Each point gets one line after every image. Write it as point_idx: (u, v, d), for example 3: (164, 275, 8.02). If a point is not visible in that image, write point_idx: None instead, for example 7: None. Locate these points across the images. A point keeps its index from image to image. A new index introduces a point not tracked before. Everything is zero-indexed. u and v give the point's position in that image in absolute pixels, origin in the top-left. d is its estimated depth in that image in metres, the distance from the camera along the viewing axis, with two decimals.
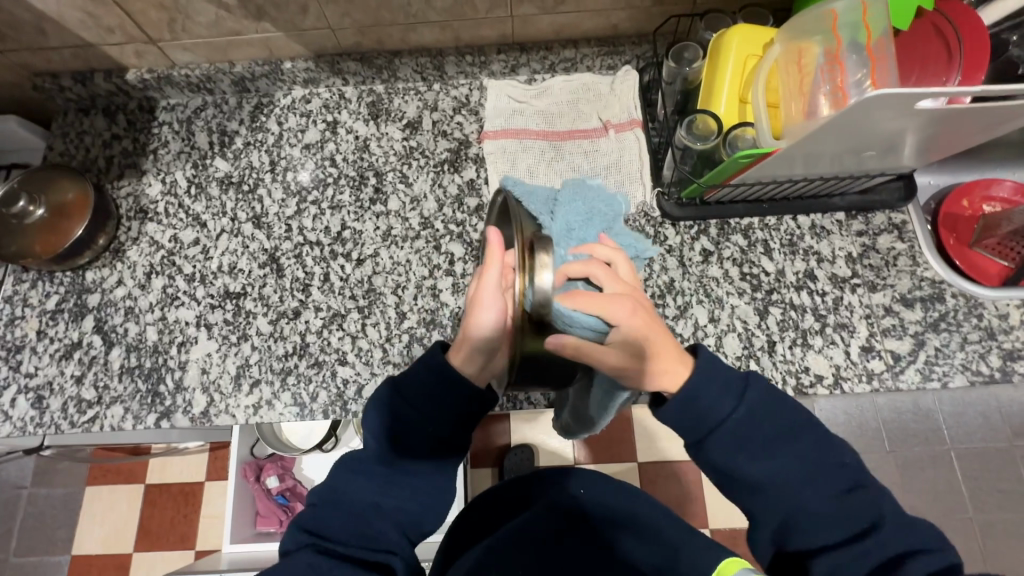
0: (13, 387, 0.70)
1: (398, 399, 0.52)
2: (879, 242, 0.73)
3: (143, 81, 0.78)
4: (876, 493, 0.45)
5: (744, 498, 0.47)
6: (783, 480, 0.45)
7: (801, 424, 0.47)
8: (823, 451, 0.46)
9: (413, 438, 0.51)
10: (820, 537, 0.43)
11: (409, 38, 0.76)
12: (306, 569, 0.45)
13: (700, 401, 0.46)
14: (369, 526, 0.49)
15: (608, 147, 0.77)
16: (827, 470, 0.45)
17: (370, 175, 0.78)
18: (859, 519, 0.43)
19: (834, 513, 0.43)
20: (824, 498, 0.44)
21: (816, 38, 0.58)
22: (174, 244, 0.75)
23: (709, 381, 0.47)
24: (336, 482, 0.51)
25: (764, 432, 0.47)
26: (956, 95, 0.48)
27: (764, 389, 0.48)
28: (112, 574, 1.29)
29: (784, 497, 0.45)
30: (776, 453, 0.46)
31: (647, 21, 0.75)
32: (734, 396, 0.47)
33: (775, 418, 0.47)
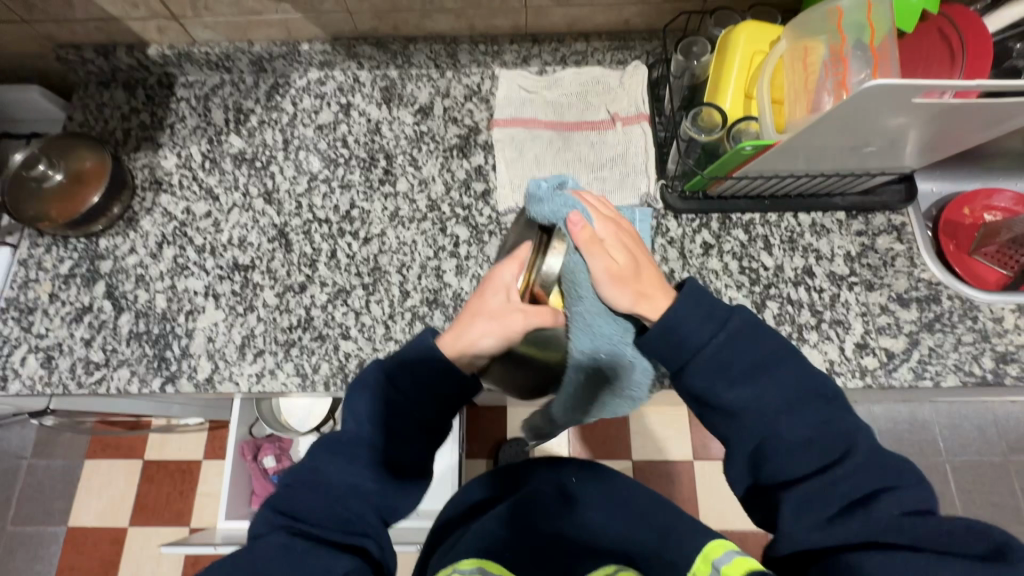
0: (24, 347, 0.72)
1: (383, 381, 0.54)
2: (878, 242, 0.74)
3: (163, 57, 0.80)
4: (853, 426, 0.47)
5: (721, 424, 0.50)
6: (758, 409, 0.48)
7: (784, 352, 0.50)
8: (799, 380, 0.49)
9: (396, 421, 0.53)
10: (794, 466, 0.46)
11: (425, 25, 0.78)
12: (278, 550, 0.45)
13: (677, 332, 0.50)
14: (346, 509, 0.49)
15: (615, 139, 0.78)
16: (806, 401, 0.48)
17: (381, 157, 0.79)
18: (832, 448, 0.45)
19: (804, 441, 0.46)
20: (801, 426, 0.47)
21: (822, 38, 0.60)
22: (187, 216, 0.77)
23: (687, 315, 0.50)
24: (317, 464, 0.51)
25: (742, 362, 0.49)
26: (957, 89, 0.49)
27: (746, 321, 0.51)
28: (106, 547, 1.30)
29: (760, 424, 0.48)
30: (755, 381, 0.49)
31: (658, 17, 0.77)
32: (717, 322, 0.50)
33: (759, 346, 0.50)
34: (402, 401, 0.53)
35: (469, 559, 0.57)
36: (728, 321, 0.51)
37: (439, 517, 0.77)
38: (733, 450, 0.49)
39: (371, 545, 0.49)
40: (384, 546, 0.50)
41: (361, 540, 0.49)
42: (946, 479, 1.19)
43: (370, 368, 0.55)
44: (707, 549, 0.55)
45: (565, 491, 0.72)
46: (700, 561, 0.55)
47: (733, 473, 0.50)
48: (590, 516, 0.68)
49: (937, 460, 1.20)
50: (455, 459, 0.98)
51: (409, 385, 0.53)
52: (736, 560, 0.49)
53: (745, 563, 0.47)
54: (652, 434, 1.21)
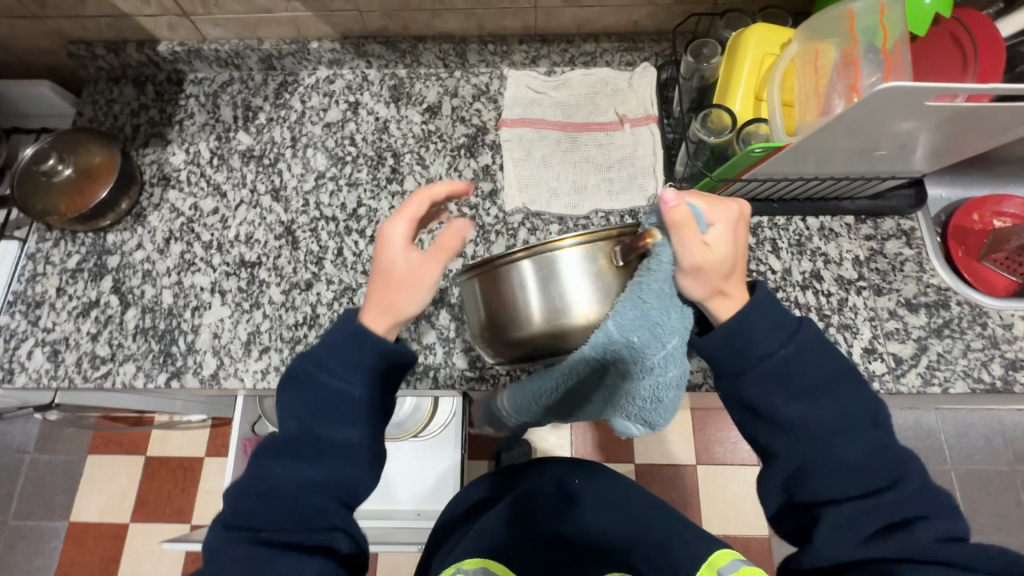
0: (30, 341, 0.72)
1: (312, 372, 0.52)
2: (887, 247, 0.73)
3: (173, 53, 0.80)
4: (903, 456, 0.46)
5: (768, 435, 0.49)
6: (816, 429, 0.47)
7: (849, 379, 0.49)
8: (858, 405, 0.48)
9: (337, 408, 0.51)
10: (839, 489, 0.45)
11: (435, 25, 0.78)
12: (244, 560, 0.46)
13: (747, 332, 0.48)
14: (298, 505, 0.48)
15: (623, 140, 0.78)
16: (860, 427, 0.47)
17: (388, 155, 0.79)
18: (882, 474, 0.45)
19: (855, 468, 0.45)
20: (853, 451, 0.46)
21: (833, 40, 0.60)
22: (194, 212, 0.77)
23: (761, 319, 0.49)
24: (260, 470, 0.49)
25: (808, 375, 0.48)
26: (970, 94, 0.49)
27: (814, 338, 0.49)
28: (106, 543, 1.30)
29: (811, 442, 0.47)
30: (815, 401, 0.48)
31: (667, 19, 0.77)
32: (787, 333, 0.49)
33: (825, 365, 0.48)
34: (334, 386, 0.51)
35: (474, 559, 0.59)
36: (797, 333, 0.49)
37: (442, 514, 0.76)
38: (775, 465, 0.49)
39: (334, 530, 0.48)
40: (352, 531, 0.50)
41: (325, 533, 0.48)
42: (951, 486, 1.18)
43: (298, 364, 0.53)
44: (710, 559, 0.55)
45: (567, 491, 0.70)
46: (705, 569, 0.55)
47: (766, 489, 0.50)
48: (590, 513, 0.68)
49: (942, 468, 1.19)
50: (456, 459, 0.98)
51: (341, 370, 0.51)
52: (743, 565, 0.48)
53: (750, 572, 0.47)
54: (656, 438, 1.21)
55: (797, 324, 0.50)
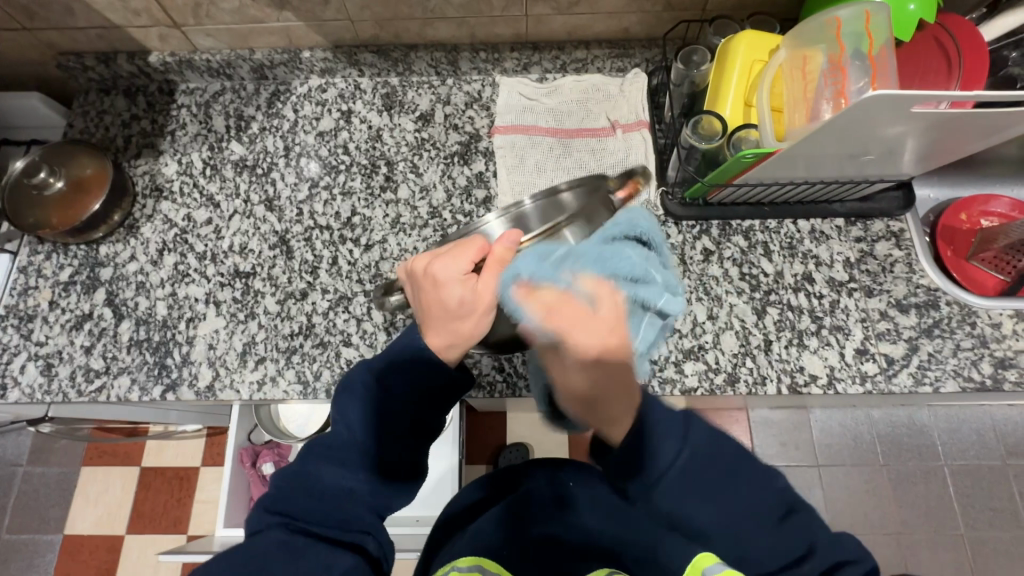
0: (23, 355, 0.71)
1: (371, 384, 0.54)
2: (877, 248, 0.74)
3: (164, 64, 0.80)
4: (806, 518, 0.45)
5: (681, 535, 0.45)
6: (722, 524, 0.43)
7: (744, 460, 0.45)
8: (756, 489, 0.44)
9: (390, 421, 0.52)
10: (765, 572, 0.43)
11: (426, 33, 0.78)
12: (280, 546, 0.44)
13: (642, 450, 0.42)
14: (344, 509, 0.48)
15: (615, 145, 0.78)
16: (764, 510, 0.44)
17: (382, 164, 0.80)
18: (795, 547, 0.43)
19: (771, 550, 0.43)
20: (765, 535, 0.43)
21: (820, 46, 0.60)
22: (188, 222, 0.77)
23: (653, 428, 0.43)
24: (308, 466, 0.50)
25: (708, 475, 0.43)
26: (953, 100, 0.50)
27: (705, 430, 0.44)
28: (102, 555, 1.29)
29: (724, 534, 0.43)
30: (717, 498, 0.43)
31: (657, 25, 0.78)
32: (679, 438, 0.43)
33: (712, 465, 0.43)
34: (392, 402, 0.53)
35: (468, 558, 0.58)
36: (688, 433, 0.44)
37: (433, 526, 0.75)
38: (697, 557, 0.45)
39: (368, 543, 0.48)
40: (382, 543, 0.50)
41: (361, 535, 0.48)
42: (945, 482, 1.20)
43: (357, 372, 0.55)
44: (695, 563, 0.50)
45: (560, 493, 0.69)
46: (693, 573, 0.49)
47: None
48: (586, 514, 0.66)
49: (935, 465, 1.21)
50: (454, 462, 0.98)
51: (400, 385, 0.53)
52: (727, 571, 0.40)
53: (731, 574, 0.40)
54: None
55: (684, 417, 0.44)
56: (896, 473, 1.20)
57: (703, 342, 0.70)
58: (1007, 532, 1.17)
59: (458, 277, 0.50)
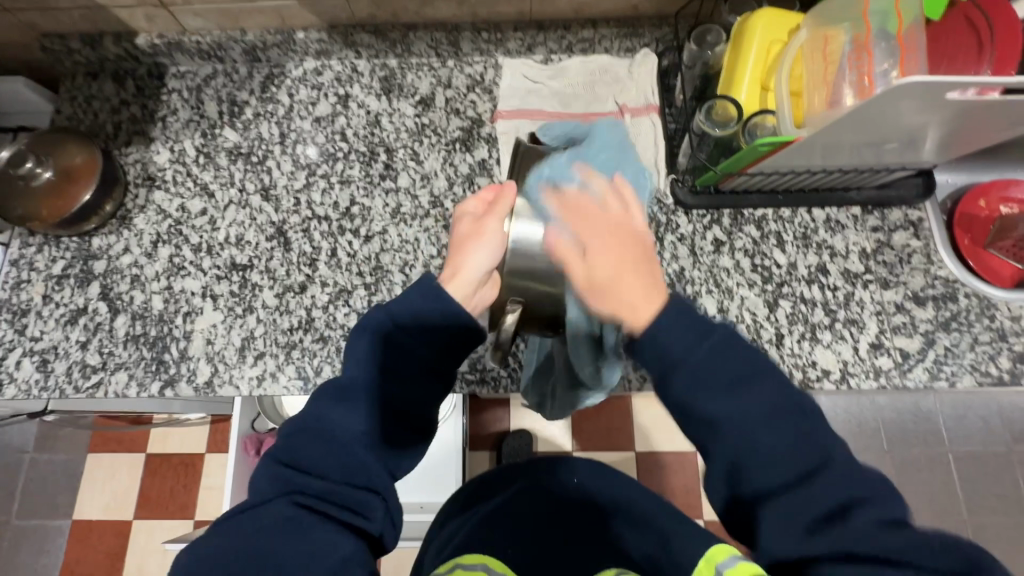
0: (18, 350, 0.70)
1: (386, 322, 0.51)
2: (894, 238, 0.72)
3: (153, 46, 0.76)
4: (833, 445, 0.38)
5: (694, 432, 0.40)
6: (738, 423, 0.38)
7: (762, 365, 0.40)
8: (783, 392, 0.39)
9: (408, 367, 0.50)
10: (768, 478, 0.37)
11: (425, 12, 0.74)
12: (281, 519, 0.41)
13: (655, 342, 0.39)
14: (354, 459, 0.45)
15: (623, 131, 0.75)
16: (784, 413, 0.38)
17: (381, 151, 0.77)
18: (807, 458, 0.37)
19: (781, 454, 0.37)
20: (775, 441, 0.38)
21: (845, 25, 0.57)
22: (182, 213, 0.75)
23: (665, 325, 0.40)
24: (320, 411, 0.47)
25: (726, 372, 0.39)
26: (983, 86, 0.46)
27: (728, 334, 0.40)
28: (111, 540, 1.31)
29: (733, 439, 0.38)
30: (735, 394, 0.39)
31: (669, 3, 0.73)
32: (696, 334, 0.40)
33: (739, 354, 0.40)
34: (410, 343, 0.50)
35: (474, 556, 0.57)
36: (710, 331, 0.40)
37: (442, 510, 0.72)
38: (704, 468, 0.40)
39: (378, 505, 0.45)
40: (391, 513, 0.46)
41: (369, 498, 0.45)
42: (949, 469, 1.19)
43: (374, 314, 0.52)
44: (711, 554, 0.45)
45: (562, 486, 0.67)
46: (705, 565, 0.45)
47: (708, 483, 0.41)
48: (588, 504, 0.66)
49: (939, 451, 1.20)
50: (458, 453, 0.98)
51: (419, 329, 0.50)
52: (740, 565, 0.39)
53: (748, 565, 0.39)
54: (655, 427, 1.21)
55: (710, 321, 0.41)
56: (902, 460, 1.20)
57: None
58: (1009, 517, 1.17)
59: (471, 216, 0.55)
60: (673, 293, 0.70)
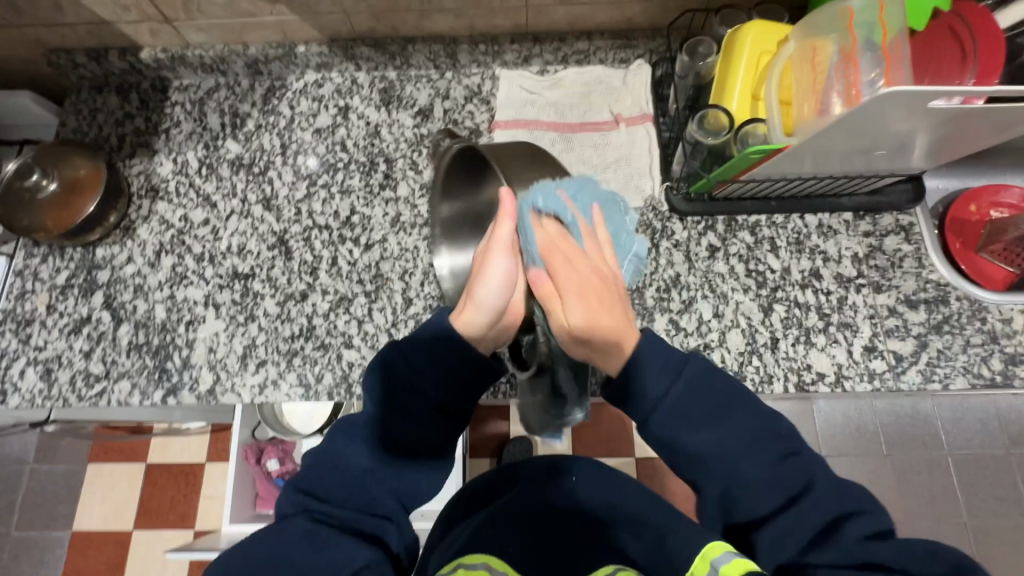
0: (22, 360, 0.71)
1: (397, 361, 0.52)
2: (886, 243, 0.73)
3: (157, 61, 0.78)
4: (809, 459, 0.46)
5: (689, 472, 0.47)
6: (724, 454, 0.45)
7: (737, 396, 0.47)
8: (756, 426, 0.46)
9: (417, 406, 0.51)
10: (762, 505, 0.44)
11: (424, 25, 0.76)
12: (303, 535, 0.44)
13: (636, 380, 0.46)
14: (368, 491, 0.48)
15: (618, 140, 0.77)
16: (763, 441, 0.46)
17: (381, 160, 0.78)
18: (792, 482, 0.44)
19: (769, 481, 0.44)
20: (761, 468, 0.44)
21: (831, 36, 0.58)
22: (184, 223, 0.76)
23: (650, 362, 0.46)
24: (337, 447, 0.50)
25: (706, 407, 0.47)
26: (968, 95, 0.48)
27: (702, 367, 0.48)
28: (111, 551, 1.30)
29: (723, 470, 0.45)
30: (718, 427, 0.46)
31: (661, 15, 0.75)
32: (674, 372, 0.47)
33: (714, 390, 0.47)
34: (419, 382, 0.51)
35: (473, 556, 0.54)
36: (686, 367, 0.47)
37: (439, 516, 0.72)
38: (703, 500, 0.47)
39: (390, 533, 0.48)
40: (405, 531, 0.49)
41: (383, 523, 0.48)
42: (947, 472, 1.20)
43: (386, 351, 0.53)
44: (705, 551, 0.44)
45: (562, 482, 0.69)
46: (699, 561, 0.43)
47: (705, 515, 0.48)
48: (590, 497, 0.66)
49: (939, 455, 1.20)
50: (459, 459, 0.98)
51: (428, 369, 0.52)
52: (735, 558, 0.39)
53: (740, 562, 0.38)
54: None
55: (684, 356, 0.48)
56: (900, 464, 1.20)
57: (709, 342, 0.69)
58: (1008, 520, 1.17)
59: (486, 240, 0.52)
60: (669, 299, 0.71)
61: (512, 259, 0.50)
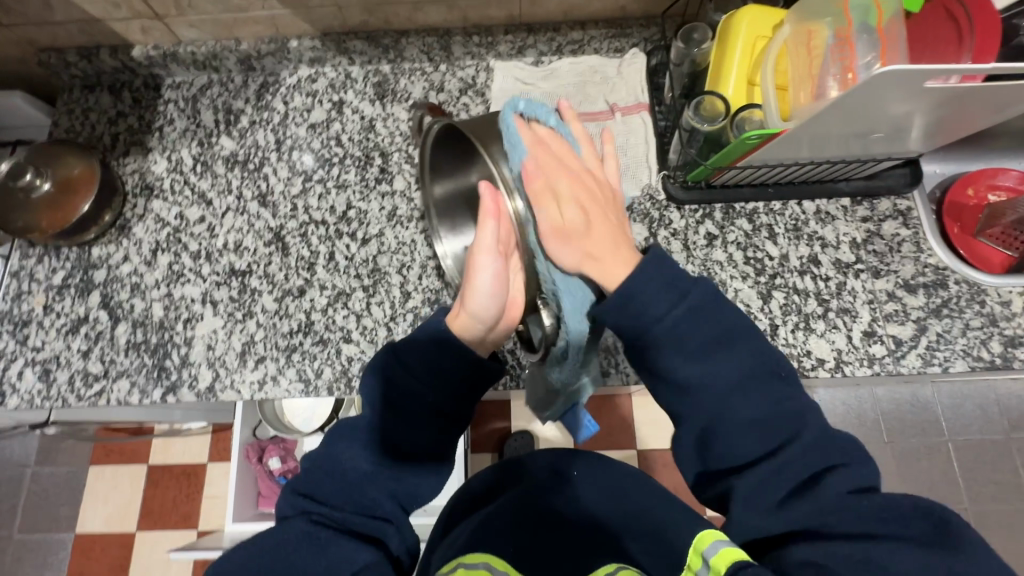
0: (20, 360, 0.71)
1: (397, 366, 0.52)
2: (884, 228, 0.73)
3: (148, 58, 0.77)
4: (804, 407, 0.44)
5: (676, 398, 0.47)
6: (713, 386, 0.44)
7: (735, 332, 0.46)
8: (755, 361, 0.45)
9: (416, 407, 0.51)
10: (746, 450, 0.43)
11: (416, 17, 0.75)
12: (300, 537, 0.44)
13: (633, 302, 0.46)
14: (364, 492, 0.48)
15: (614, 129, 0.77)
16: (756, 380, 0.44)
17: (376, 154, 0.78)
18: (779, 429, 0.43)
19: (755, 426, 0.43)
20: (748, 408, 0.43)
21: (827, 20, 0.58)
22: (180, 221, 0.76)
23: (648, 285, 0.46)
24: (335, 450, 0.50)
25: (701, 336, 0.45)
26: (965, 74, 0.48)
27: (708, 293, 0.47)
28: (114, 553, 1.30)
29: (710, 402, 0.44)
30: (714, 358, 0.45)
31: (655, 3, 0.75)
32: (675, 296, 0.46)
33: (713, 321, 0.45)
34: (417, 389, 0.51)
35: (474, 554, 0.53)
36: (689, 294, 0.46)
37: (441, 512, 0.71)
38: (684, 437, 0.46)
39: (389, 532, 0.47)
40: (405, 537, 0.49)
41: (382, 525, 0.48)
42: (948, 458, 1.20)
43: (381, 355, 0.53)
44: (699, 539, 0.44)
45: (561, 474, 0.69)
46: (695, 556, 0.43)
47: (681, 457, 0.47)
48: (589, 494, 0.66)
49: (940, 440, 1.21)
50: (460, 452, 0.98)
51: (425, 371, 0.52)
52: (727, 549, 0.38)
53: (729, 551, 0.38)
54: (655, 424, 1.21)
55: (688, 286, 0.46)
56: (901, 450, 1.20)
57: None
58: (1009, 504, 1.18)
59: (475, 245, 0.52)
60: None
61: (498, 261, 0.53)
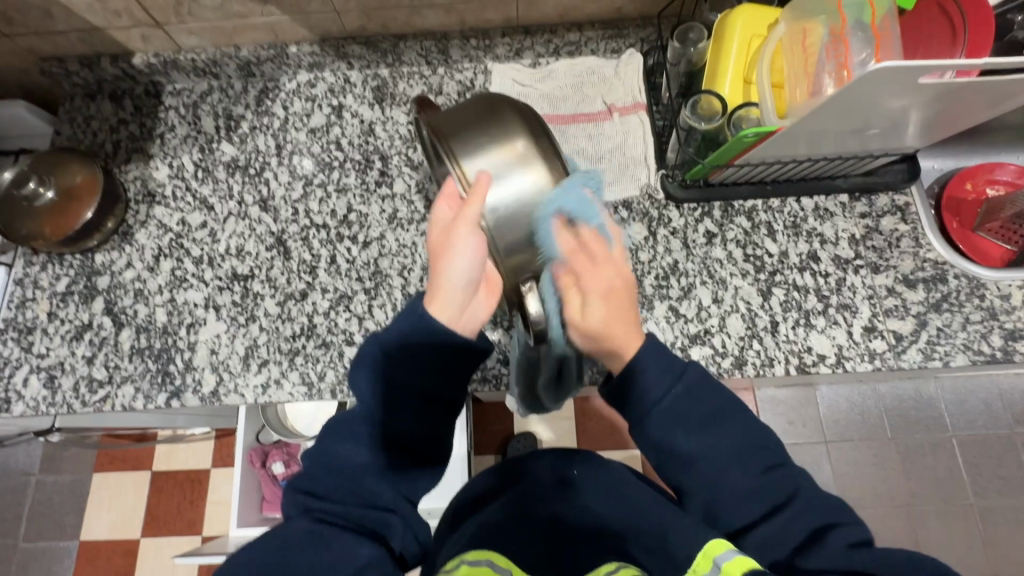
0: (25, 367, 0.71)
1: (380, 357, 0.51)
2: (883, 223, 0.73)
3: (149, 66, 0.78)
4: (792, 471, 0.48)
5: (678, 474, 0.49)
6: (711, 458, 0.47)
7: (731, 407, 0.49)
8: (747, 435, 0.48)
9: (402, 398, 0.50)
10: (743, 511, 0.46)
11: (415, 22, 0.76)
12: (303, 535, 0.45)
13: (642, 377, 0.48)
14: (363, 487, 0.48)
15: (612, 129, 0.77)
16: (751, 450, 0.48)
17: (376, 158, 0.78)
18: (776, 494, 0.46)
19: (749, 491, 0.46)
20: (743, 478, 0.46)
21: (821, 18, 0.58)
22: (182, 227, 0.76)
23: (656, 359, 0.48)
24: (330, 447, 0.50)
25: (699, 410, 0.48)
26: (959, 69, 0.48)
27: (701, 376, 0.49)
28: (119, 560, 1.30)
29: (710, 471, 0.47)
30: (711, 433, 0.48)
31: (651, 4, 0.75)
32: (674, 375, 0.48)
33: (711, 398, 0.49)
34: (402, 377, 0.50)
35: (477, 552, 0.53)
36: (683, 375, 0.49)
37: (445, 513, 0.72)
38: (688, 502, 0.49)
39: (393, 525, 0.48)
40: (410, 528, 0.50)
41: (386, 515, 0.48)
42: (952, 454, 1.20)
43: (367, 346, 0.53)
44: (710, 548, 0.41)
45: (562, 474, 0.68)
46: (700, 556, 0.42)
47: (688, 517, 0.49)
48: (589, 495, 0.64)
49: (943, 436, 1.20)
50: (463, 452, 0.98)
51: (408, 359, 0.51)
52: (737, 556, 0.37)
53: (745, 559, 0.36)
54: None
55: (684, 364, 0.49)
56: (905, 446, 1.20)
57: (709, 327, 0.70)
58: (1014, 499, 1.17)
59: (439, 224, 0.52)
60: (667, 286, 0.71)
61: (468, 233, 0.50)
